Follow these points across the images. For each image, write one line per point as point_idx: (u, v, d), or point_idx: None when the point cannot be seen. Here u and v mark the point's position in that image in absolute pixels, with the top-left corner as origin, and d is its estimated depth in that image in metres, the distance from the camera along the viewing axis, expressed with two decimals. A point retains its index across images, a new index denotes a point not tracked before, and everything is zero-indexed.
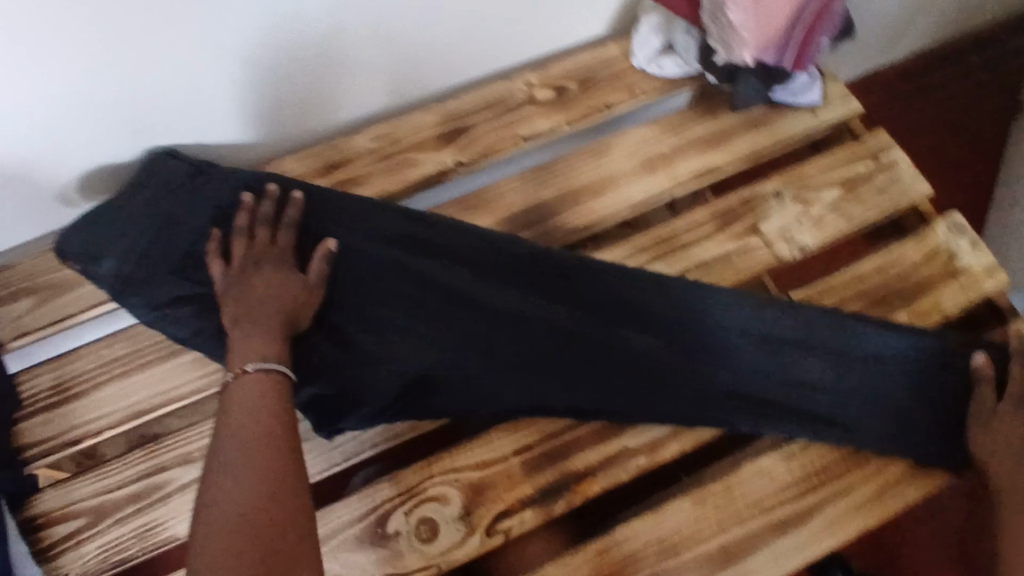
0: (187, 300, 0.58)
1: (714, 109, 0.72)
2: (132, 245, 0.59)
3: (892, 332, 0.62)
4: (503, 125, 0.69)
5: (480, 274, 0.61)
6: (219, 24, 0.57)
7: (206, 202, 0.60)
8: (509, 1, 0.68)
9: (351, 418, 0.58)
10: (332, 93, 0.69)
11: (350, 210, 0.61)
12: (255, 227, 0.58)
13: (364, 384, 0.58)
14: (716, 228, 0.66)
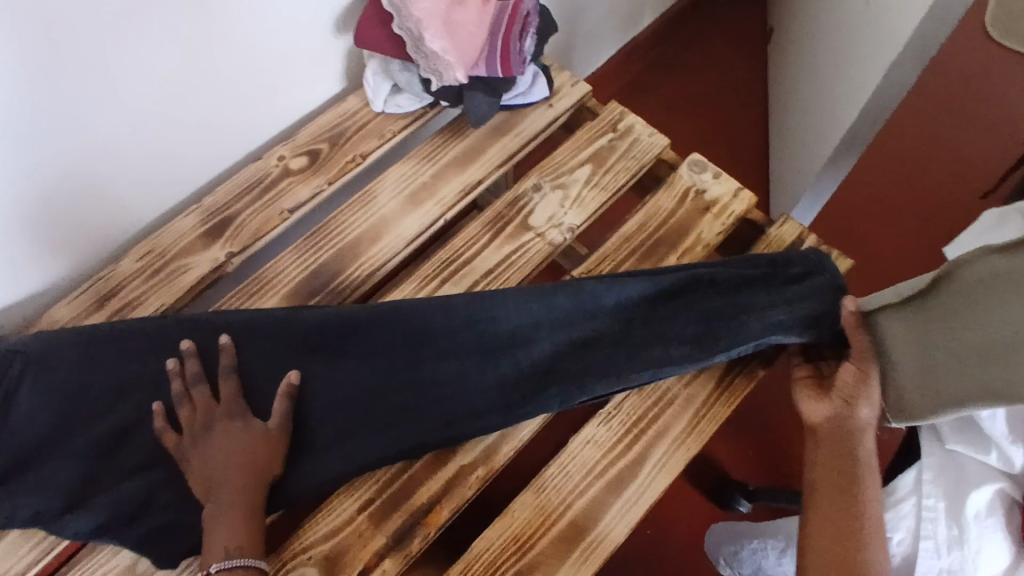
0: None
1: (459, 129, 0.76)
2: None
3: (662, 274, 0.67)
4: (266, 204, 0.71)
5: (279, 359, 0.63)
6: None
7: None
8: (231, 92, 0.70)
9: (191, 538, 0.58)
10: (86, 232, 0.68)
11: (136, 342, 0.63)
12: (91, 377, 0.62)
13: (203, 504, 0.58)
14: (490, 236, 0.71)
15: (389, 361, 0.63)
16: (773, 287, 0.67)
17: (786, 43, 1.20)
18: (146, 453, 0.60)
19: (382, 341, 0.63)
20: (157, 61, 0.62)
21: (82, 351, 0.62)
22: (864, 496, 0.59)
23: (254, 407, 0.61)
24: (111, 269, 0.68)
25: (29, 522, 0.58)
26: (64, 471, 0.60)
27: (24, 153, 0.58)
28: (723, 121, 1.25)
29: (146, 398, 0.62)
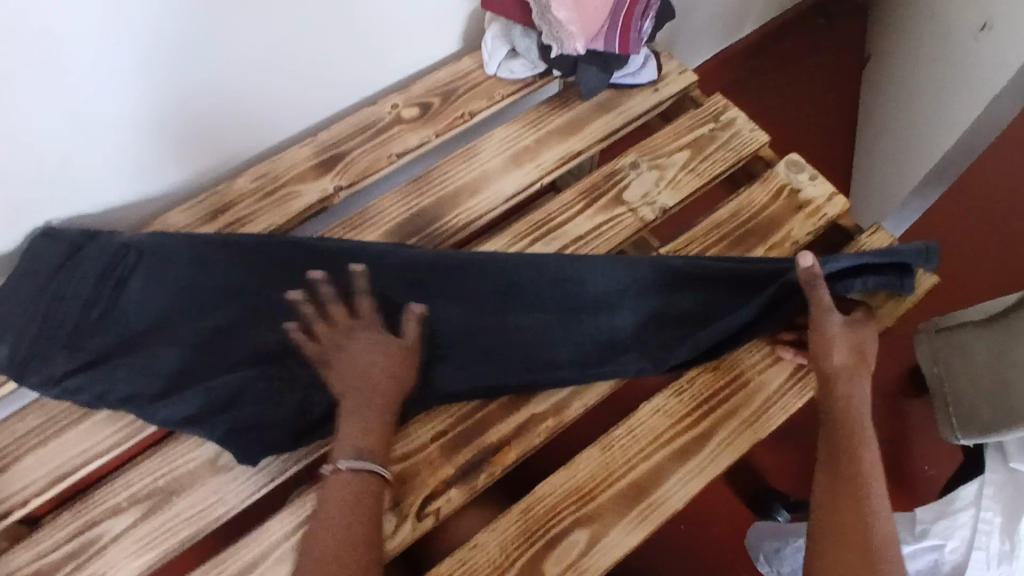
0: (83, 367, 0.62)
1: (566, 101, 0.79)
2: (32, 325, 0.63)
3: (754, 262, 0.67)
4: (376, 146, 0.75)
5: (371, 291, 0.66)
6: (80, 98, 0.60)
7: (91, 269, 0.65)
8: (360, 35, 0.74)
9: (271, 442, 0.60)
10: (206, 146, 0.72)
11: (243, 252, 0.67)
12: (199, 279, 0.66)
13: (289, 413, 0.61)
14: (584, 205, 0.73)
15: (470, 305, 0.65)
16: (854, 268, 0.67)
17: (886, 70, 1.19)
18: (240, 357, 0.64)
19: (468, 287, 0.66)
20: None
21: (197, 258, 0.66)
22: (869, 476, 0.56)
23: None
24: (227, 185, 0.72)
25: (124, 403, 0.62)
26: (162, 361, 0.63)
27: (175, 58, 0.63)
28: (811, 139, 1.24)
29: (247, 307, 0.65)
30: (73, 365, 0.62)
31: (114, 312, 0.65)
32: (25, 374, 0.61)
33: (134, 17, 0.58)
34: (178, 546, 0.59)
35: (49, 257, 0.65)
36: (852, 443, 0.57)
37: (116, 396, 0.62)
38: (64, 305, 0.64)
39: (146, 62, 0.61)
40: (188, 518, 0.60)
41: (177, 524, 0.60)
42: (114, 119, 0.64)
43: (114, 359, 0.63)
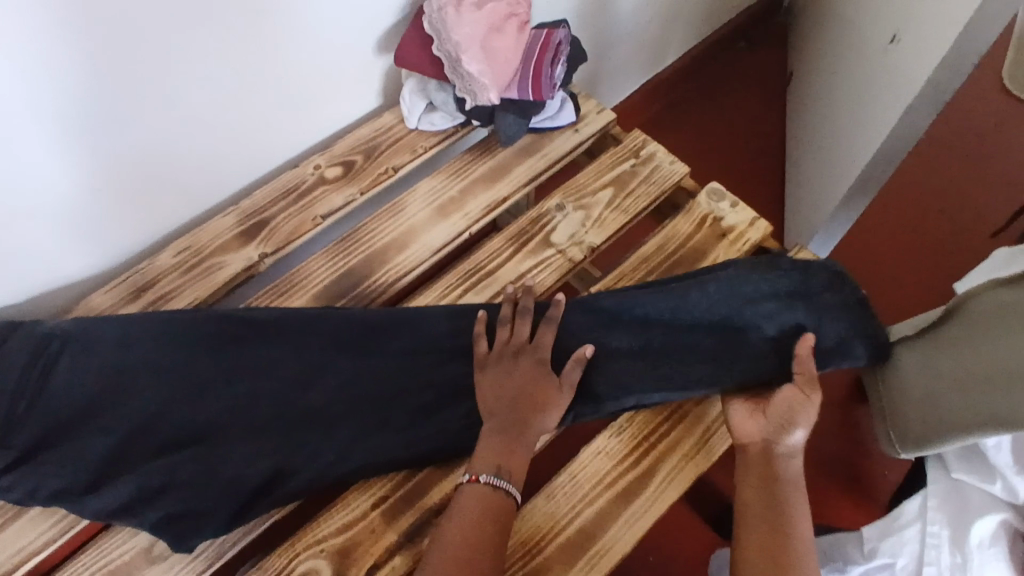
0: (9, 466, 0.58)
1: (489, 149, 0.80)
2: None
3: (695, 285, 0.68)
4: (300, 210, 0.74)
5: (300, 360, 0.64)
6: None
7: (13, 361, 0.62)
8: (278, 101, 0.74)
9: (207, 526, 0.57)
10: (128, 223, 0.71)
11: (166, 328, 0.64)
12: (122, 363, 0.63)
13: (222, 493, 0.58)
14: (513, 251, 0.74)
15: (399, 364, 0.65)
16: (789, 299, 0.68)
17: (804, 89, 1.24)
18: (169, 439, 0.61)
19: (398, 348, 0.65)
20: (218, 67, 0.66)
21: (126, 339, 0.63)
22: (797, 513, 0.57)
23: (271, 398, 0.63)
24: (150, 262, 0.71)
25: (54, 499, 0.58)
26: (87, 453, 0.59)
27: (87, 140, 0.62)
28: (742, 159, 1.28)
29: (176, 386, 0.63)
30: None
31: (37, 406, 0.61)
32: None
33: (41, 103, 0.57)
34: None
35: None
36: (778, 492, 0.58)
37: (45, 494, 0.58)
38: None
39: (55, 145, 0.60)
40: None
41: None
42: (26, 205, 0.62)
43: (41, 456, 0.59)
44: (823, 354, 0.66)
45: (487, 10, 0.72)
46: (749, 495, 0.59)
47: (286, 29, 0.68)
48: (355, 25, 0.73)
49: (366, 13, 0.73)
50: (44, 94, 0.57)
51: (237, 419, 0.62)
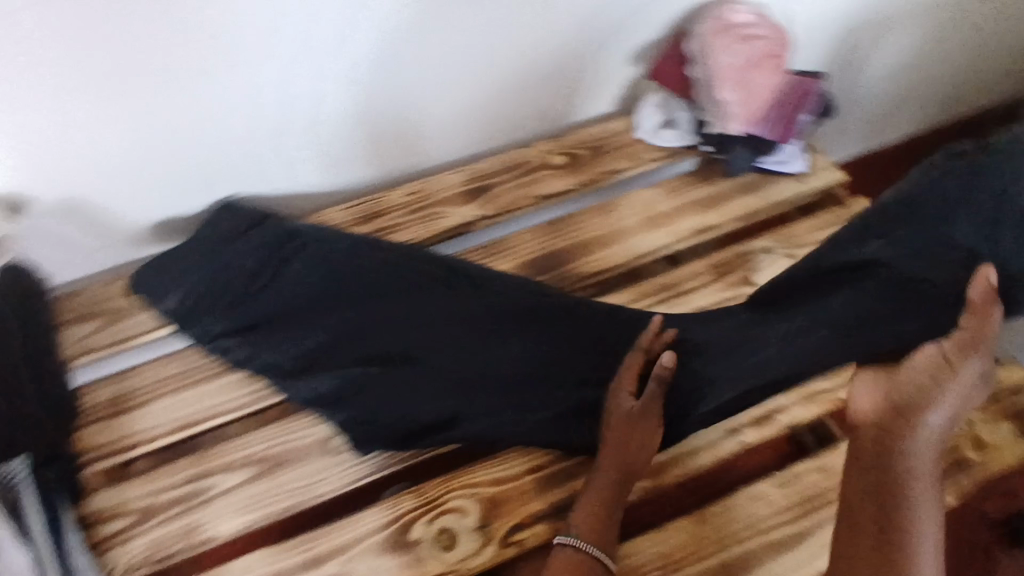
0: (235, 331, 0.66)
1: (711, 176, 0.81)
2: (201, 279, 0.67)
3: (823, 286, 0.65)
4: (522, 185, 0.79)
5: (488, 318, 0.67)
6: (286, 78, 0.66)
7: (260, 244, 0.68)
8: (534, 79, 0.79)
9: (382, 440, 0.62)
10: (374, 151, 0.77)
11: (387, 254, 0.69)
12: (343, 273, 0.68)
13: (399, 418, 0.63)
14: (713, 277, 0.74)
15: (571, 346, 0.67)
16: (928, 266, 0.62)
17: None
18: (366, 353, 0.66)
19: (579, 333, 0.67)
20: (500, 23, 0.71)
21: (353, 253, 0.68)
22: (920, 506, 0.53)
23: (461, 345, 0.66)
24: (383, 195, 0.77)
25: (263, 371, 0.64)
26: (297, 341, 0.66)
27: (377, 62, 0.68)
28: None
29: (384, 309, 0.67)
30: (228, 328, 0.66)
31: (268, 288, 0.67)
32: (188, 324, 0.66)
33: (359, 17, 0.64)
34: (277, 513, 0.59)
35: (225, 228, 0.69)
36: (899, 489, 0.54)
37: (257, 364, 0.65)
38: (222, 273, 0.67)
39: (354, 60, 0.67)
40: (291, 490, 0.60)
41: (281, 493, 0.60)
42: (310, 108, 0.69)
43: (263, 331, 0.66)
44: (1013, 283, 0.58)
45: (751, 46, 0.74)
46: (861, 474, 0.56)
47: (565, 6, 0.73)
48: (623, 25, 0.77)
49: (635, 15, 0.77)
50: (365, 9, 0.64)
51: (425, 353, 0.66)
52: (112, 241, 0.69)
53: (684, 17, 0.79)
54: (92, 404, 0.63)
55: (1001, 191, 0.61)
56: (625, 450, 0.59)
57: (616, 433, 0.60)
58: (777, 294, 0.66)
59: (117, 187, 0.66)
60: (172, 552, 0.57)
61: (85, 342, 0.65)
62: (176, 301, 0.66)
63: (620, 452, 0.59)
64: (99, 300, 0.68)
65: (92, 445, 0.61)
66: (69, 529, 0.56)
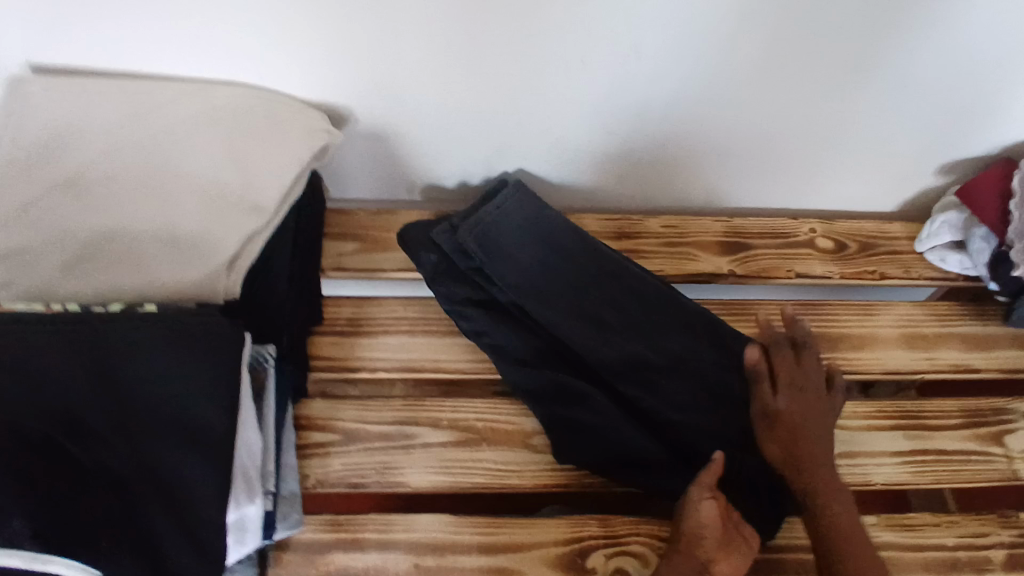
0: (476, 303, 0.64)
1: (984, 315, 0.74)
2: (462, 239, 0.64)
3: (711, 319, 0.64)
4: (782, 256, 0.76)
5: (710, 367, 0.62)
6: (611, 80, 0.65)
7: (522, 224, 0.65)
8: (835, 154, 0.75)
9: (582, 458, 0.60)
10: (651, 172, 0.75)
11: (626, 275, 0.65)
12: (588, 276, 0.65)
13: (607, 446, 0.59)
14: (963, 423, 0.67)
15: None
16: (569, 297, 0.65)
17: None
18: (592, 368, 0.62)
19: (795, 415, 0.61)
20: (838, 100, 0.68)
21: (599, 265, 0.65)
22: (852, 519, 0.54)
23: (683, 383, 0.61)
24: (641, 219, 0.77)
25: (492, 351, 0.63)
26: (526, 331, 0.64)
27: (699, 98, 0.67)
28: None
29: (618, 331, 0.63)
30: (471, 297, 0.65)
31: (513, 266, 0.64)
32: (436, 283, 0.65)
33: (705, 57, 0.63)
34: (469, 486, 0.60)
35: (498, 201, 0.66)
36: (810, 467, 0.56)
37: (488, 341, 0.64)
38: (477, 238, 0.64)
39: (680, 90, 0.66)
40: (486, 469, 0.61)
41: (477, 467, 0.61)
42: (618, 117, 0.69)
43: (502, 308, 0.65)
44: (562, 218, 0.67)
45: None
46: (828, 504, 0.54)
47: (910, 102, 0.69)
48: (952, 137, 0.73)
49: (972, 133, 0.72)
50: (715, 47, 0.62)
51: (647, 388, 0.61)
52: (394, 181, 0.74)
53: (1014, 147, 0.74)
54: (334, 316, 0.67)
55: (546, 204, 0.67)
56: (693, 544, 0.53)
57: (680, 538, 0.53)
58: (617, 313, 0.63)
59: (422, 135, 0.69)
60: (365, 482, 0.59)
61: (342, 259, 0.70)
62: (435, 258, 0.65)
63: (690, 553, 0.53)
64: (364, 225, 0.72)
65: (324, 354, 0.65)
66: (287, 426, 0.58)
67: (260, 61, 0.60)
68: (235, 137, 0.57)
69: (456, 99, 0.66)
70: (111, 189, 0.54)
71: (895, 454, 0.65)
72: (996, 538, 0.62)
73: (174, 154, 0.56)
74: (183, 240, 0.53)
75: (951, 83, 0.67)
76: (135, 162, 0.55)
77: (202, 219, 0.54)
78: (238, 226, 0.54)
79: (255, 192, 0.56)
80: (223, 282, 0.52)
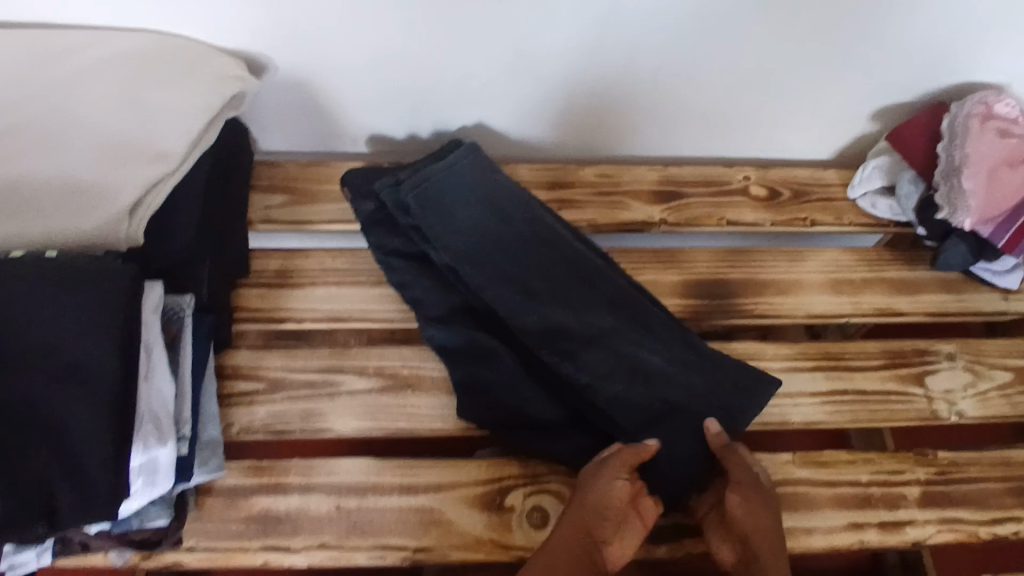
0: (406, 256, 0.65)
1: (912, 261, 0.75)
2: (402, 194, 0.63)
3: (644, 298, 0.63)
4: (713, 204, 0.76)
5: (634, 342, 0.60)
6: (535, 31, 0.64)
7: (457, 186, 0.63)
8: (768, 102, 0.74)
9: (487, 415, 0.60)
10: (583, 123, 0.75)
11: (562, 244, 0.63)
12: (523, 239, 0.62)
13: (516, 404, 0.59)
14: (884, 365, 0.69)
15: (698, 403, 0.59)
16: None
17: None
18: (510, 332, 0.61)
19: (724, 397, 0.60)
20: (769, 45, 0.68)
21: (538, 232, 0.63)
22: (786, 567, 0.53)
23: (607, 353, 0.60)
24: (576, 170, 0.76)
25: (413, 304, 0.63)
26: (448, 292, 0.63)
27: (627, 47, 0.66)
28: None
29: (548, 302, 0.61)
30: (401, 248, 0.65)
31: (447, 227, 0.62)
32: (370, 232, 0.66)
33: (626, 8, 0.63)
34: (392, 431, 0.61)
35: (450, 160, 0.64)
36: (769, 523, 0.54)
37: (411, 293, 0.64)
38: (413, 197, 0.63)
39: (606, 41, 0.66)
40: (409, 414, 0.62)
41: (400, 413, 0.62)
42: (547, 63, 0.68)
43: (431, 265, 0.64)
44: (503, 184, 0.65)
45: (1008, 142, 0.67)
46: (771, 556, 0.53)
47: (840, 47, 0.69)
48: (883, 83, 0.73)
49: (904, 79, 0.72)
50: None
51: (569, 358, 0.59)
52: (324, 132, 0.74)
53: (945, 92, 0.74)
54: (261, 268, 0.67)
55: (491, 170, 0.65)
56: (595, 517, 0.52)
57: (583, 504, 0.52)
58: (551, 281, 0.61)
59: (349, 86, 0.68)
60: (288, 429, 0.60)
61: (271, 211, 0.70)
62: (372, 205, 0.66)
63: (592, 519, 0.52)
64: (293, 177, 0.72)
65: (250, 305, 0.65)
66: (209, 375, 0.59)
67: (170, 10, 0.59)
68: (140, 84, 0.56)
69: (380, 50, 0.65)
70: (9, 136, 0.53)
71: (814, 395, 0.66)
72: (911, 477, 0.63)
73: (77, 103, 0.55)
74: (85, 187, 0.52)
75: (880, 26, 0.67)
76: (36, 112, 0.54)
77: (104, 166, 0.53)
78: (141, 173, 0.54)
79: (161, 137, 0.55)
80: (125, 230, 0.52)
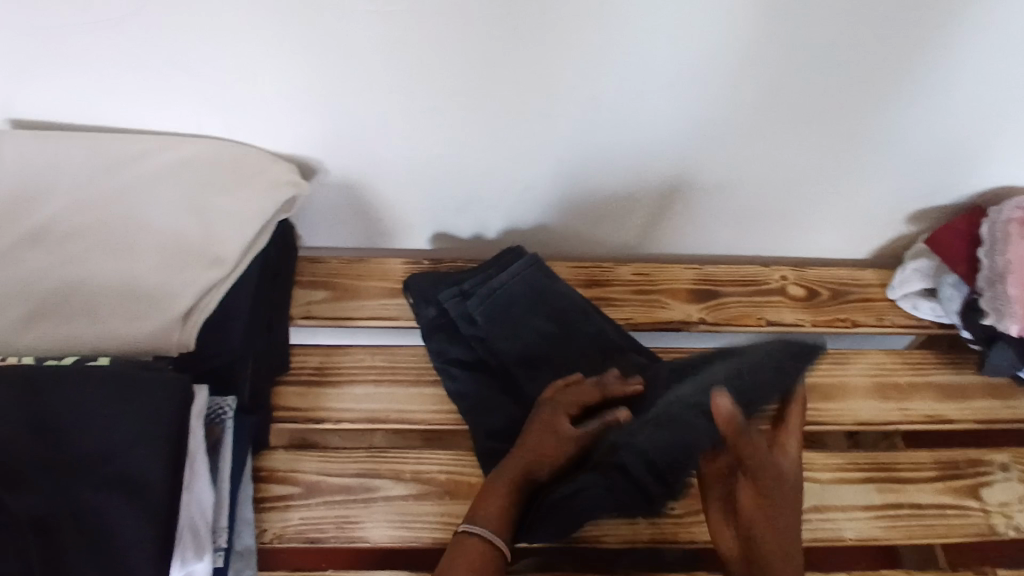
0: (466, 365, 0.64)
1: (956, 364, 0.74)
2: (469, 307, 0.64)
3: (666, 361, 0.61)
4: (753, 303, 0.76)
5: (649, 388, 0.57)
6: (575, 137, 0.66)
7: (516, 296, 0.64)
8: (807, 201, 0.75)
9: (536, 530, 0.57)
10: (620, 222, 0.76)
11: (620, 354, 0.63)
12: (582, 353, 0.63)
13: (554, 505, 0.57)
14: (935, 475, 0.67)
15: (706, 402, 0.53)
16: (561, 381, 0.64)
17: None
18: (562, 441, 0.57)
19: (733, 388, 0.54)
20: (800, 153, 0.69)
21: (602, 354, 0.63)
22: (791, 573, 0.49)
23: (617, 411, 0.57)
24: (614, 267, 0.77)
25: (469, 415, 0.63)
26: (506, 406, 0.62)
27: (663, 152, 0.68)
28: None
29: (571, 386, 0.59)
30: (461, 357, 0.64)
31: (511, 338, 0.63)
32: (431, 338, 0.65)
33: (657, 118, 0.65)
34: (429, 541, 0.59)
35: (514, 268, 0.65)
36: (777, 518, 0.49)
37: (467, 404, 0.63)
38: (479, 310, 0.64)
39: (642, 146, 0.67)
40: (448, 523, 0.60)
41: (438, 521, 0.60)
42: (587, 164, 0.69)
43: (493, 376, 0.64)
44: (565, 293, 0.65)
45: None
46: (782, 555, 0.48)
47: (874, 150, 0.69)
48: (919, 187, 0.74)
49: (940, 183, 0.73)
50: (683, 96, 0.63)
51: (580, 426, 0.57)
52: (366, 231, 0.75)
53: (984, 195, 0.75)
54: (300, 365, 0.67)
55: (551, 278, 0.66)
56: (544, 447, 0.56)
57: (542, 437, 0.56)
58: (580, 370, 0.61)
59: (395, 188, 0.70)
60: (323, 537, 0.59)
61: (312, 307, 0.70)
62: (435, 312, 0.66)
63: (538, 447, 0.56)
64: (335, 272, 0.72)
65: (289, 404, 0.65)
66: (247, 479, 0.58)
67: (226, 117, 0.62)
68: (200, 189, 0.58)
69: (426, 153, 0.67)
70: (67, 240, 0.55)
71: (865, 508, 0.64)
72: None
73: (136, 210, 0.57)
74: (143, 294, 0.53)
75: (912, 136, 0.68)
76: (99, 216, 0.56)
77: (161, 273, 0.54)
78: (197, 281, 0.54)
79: (217, 244, 0.56)
80: (177, 337, 0.53)
